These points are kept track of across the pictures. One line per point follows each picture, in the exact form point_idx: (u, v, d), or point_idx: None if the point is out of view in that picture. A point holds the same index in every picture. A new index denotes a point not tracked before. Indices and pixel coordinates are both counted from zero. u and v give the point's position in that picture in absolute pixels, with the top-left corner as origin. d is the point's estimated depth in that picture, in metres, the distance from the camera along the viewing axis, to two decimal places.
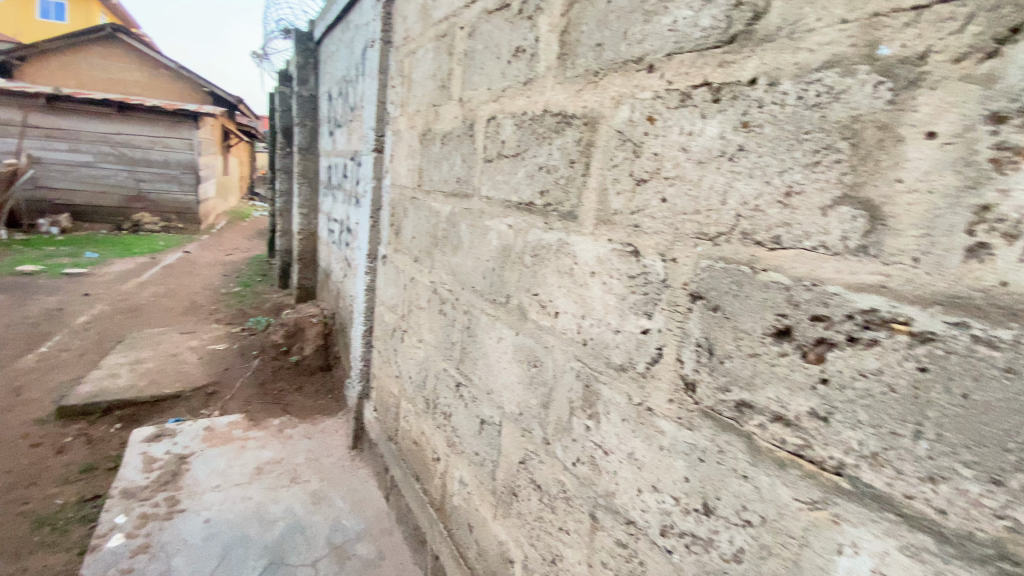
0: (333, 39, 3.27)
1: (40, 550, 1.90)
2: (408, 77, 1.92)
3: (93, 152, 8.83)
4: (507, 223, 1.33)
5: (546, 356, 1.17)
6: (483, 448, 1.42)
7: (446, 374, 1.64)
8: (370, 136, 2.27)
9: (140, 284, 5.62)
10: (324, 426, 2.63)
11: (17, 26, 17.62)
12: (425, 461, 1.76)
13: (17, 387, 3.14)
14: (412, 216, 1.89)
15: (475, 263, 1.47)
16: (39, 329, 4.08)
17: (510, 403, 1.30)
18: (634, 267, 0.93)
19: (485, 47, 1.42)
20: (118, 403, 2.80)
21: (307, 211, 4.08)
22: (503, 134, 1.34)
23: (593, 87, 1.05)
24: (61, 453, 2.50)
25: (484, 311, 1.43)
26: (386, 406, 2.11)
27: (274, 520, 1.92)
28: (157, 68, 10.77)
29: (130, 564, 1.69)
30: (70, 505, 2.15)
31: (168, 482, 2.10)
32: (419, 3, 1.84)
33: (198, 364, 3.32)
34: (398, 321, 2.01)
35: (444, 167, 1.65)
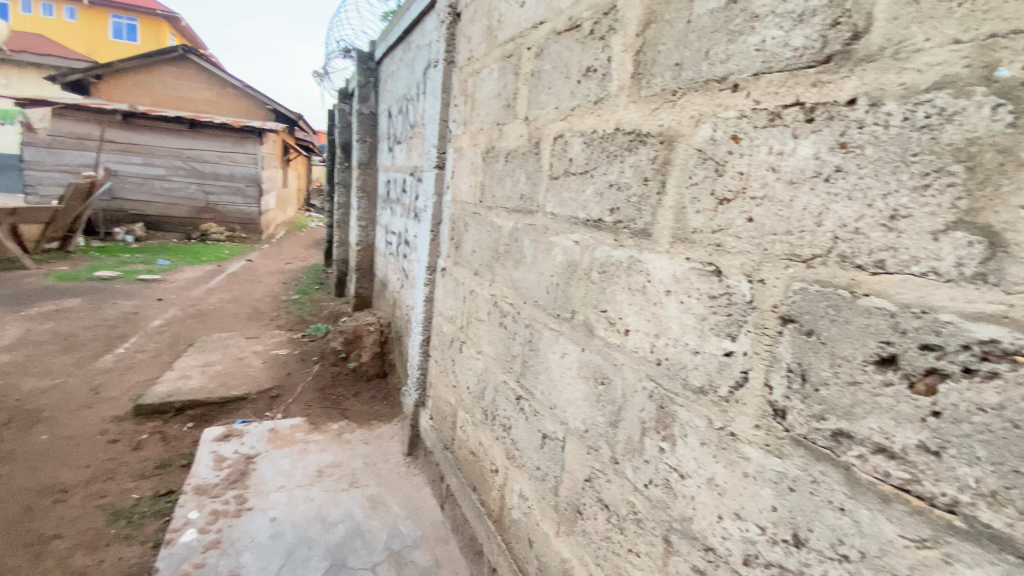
0: (394, 59, 3.41)
1: (118, 542, 2.03)
2: (473, 96, 1.96)
3: (166, 166, 9.48)
4: (572, 238, 1.31)
5: (614, 374, 1.14)
6: (545, 464, 1.40)
7: (506, 387, 1.64)
8: (431, 152, 2.34)
9: (207, 290, 5.97)
10: (380, 432, 2.70)
11: (94, 48, 19.03)
12: (482, 472, 1.78)
13: (99, 385, 3.38)
14: (473, 231, 1.93)
15: (539, 279, 1.45)
16: (117, 331, 4.39)
17: (574, 420, 1.28)
18: (715, 287, 0.91)
19: (553, 67, 1.42)
20: (189, 403, 2.97)
21: (365, 223, 4.25)
22: (571, 152, 1.32)
23: (669, 106, 1.03)
24: (137, 449, 2.67)
25: (546, 326, 1.41)
26: (443, 416, 2.14)
27: (334, 523, 1.98)
28: (224, 87, 11.52)
29: (202, 559, 1.78)
30: (145, 500, 2.29)
31: (236, 480, 2.21)
32: (483, 24, 1.88)
33: (261, 368, 3.49)
34: (456, 332, 2.05)
35: (508, 183, 1.67)
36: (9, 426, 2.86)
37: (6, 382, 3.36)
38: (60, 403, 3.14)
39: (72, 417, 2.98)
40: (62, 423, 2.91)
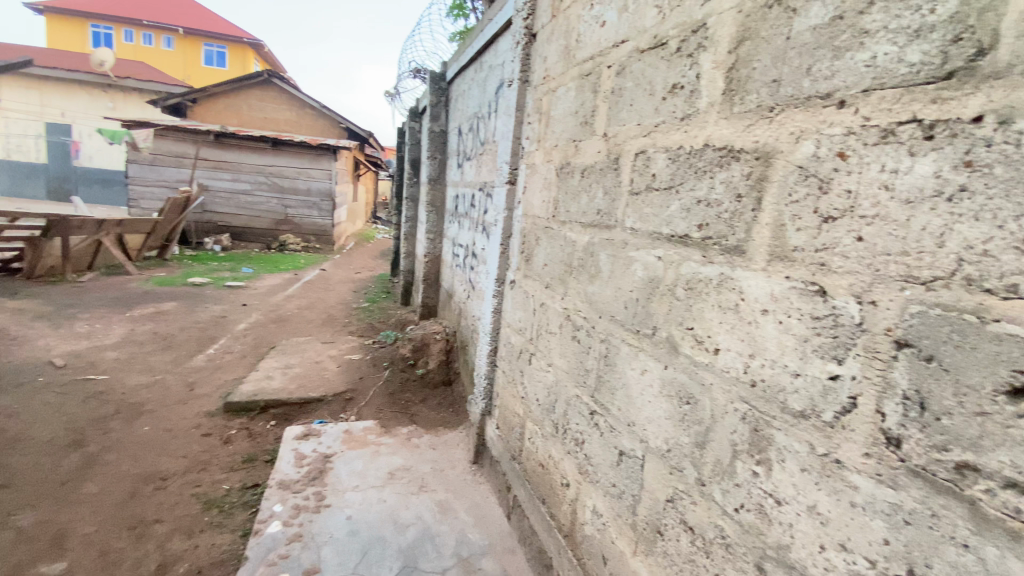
0: (466, 78, 3.53)
1: (210, 529, 2.19)
2: (547, 114, 1.98)
3: (251, 181, 10.27)
4: (655, 253, 1.28)
5: (702, 394, 1.13)
6: (621, 482, 1.39)
7: (578, 402, 1.61)
8: (504, 168, 2.38)
9: (285, 296, 6.38)
10: (446, 438, 2.77)
11: (187, 73, 20.91)
12: (551, 485, 1.77)
13: (193, 382, 3.69)
14: (545, 245, 1.91)
15: (616, 294, 1.43)
16: (208, 333, 4.77)
17: (654, 438, 1.27)
18: (819, 308, 0.89)
19: (636, 84, 1.39)
20: (271, 403, 3.17)
21: (433, 236, 4.42)
22: (655, 167, 1.30)
23: (766, 123, 1.01)
24: (227, 443, 2.88)
25: (623, 341, 1.39)
26: (510, 426, 2.16)
27: (405, 526, 2.05)
28: (302, 107, 12.34)
29: (286, 550, 1.90)
30: (234, 491, 2.47)
31: (315, 478, 2.34)
32: (560, 43, 1.89)
33: (336, 371, 3.68)
34: (525, 344, 2.05)
35: (582, 199, 1.65)
36: (118, 416, 3.18)
37: (115, 376, 3.74)
38: (160, 397, 3.45)
39: (170, 411, 3.26)
40: (162, 416, 3.20)
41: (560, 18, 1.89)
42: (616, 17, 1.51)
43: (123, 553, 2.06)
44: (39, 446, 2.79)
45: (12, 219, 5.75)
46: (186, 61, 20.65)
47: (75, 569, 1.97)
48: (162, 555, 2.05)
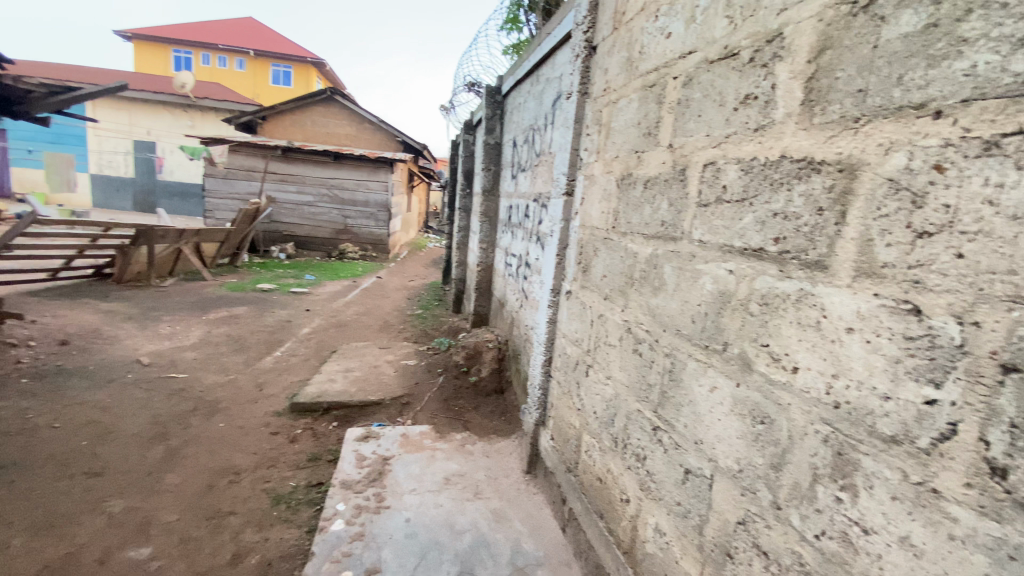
0: (522, 91, 3.59)
1: (279, 524, 2.31)
2: (608, 125, 1.94)
3: (314, 193, 10.82)
4: (725, 267, 1.26)
5: (778, 414, 1.09)
6: (687, 501, 1.36)
7: (640, 417, 1.59)
8: (560, 179, 2.35)
9: (345, 303, 6.66)
10: (499, 447, 2.79)
11: (257, 92, 22.36)
12: (610, 500, 1.75)
13: (262, 383, 3.92)
14: (604, 256, 1.88)
15: (682, 308, 1.41)
16: (275, 337, 5.05)
17: (723, 457, 1.23)
18: (913, 328, 0.84)
19: (705, 95, 1.37)
20: (334, 404, 3.32)
21: (486, 246, 4.50)
22: (725, 180, 1.27)
23: (851, 134, 0.97)
24: (293, 442, 3.04)
25: (690, 355, 1.37)
26: (565, 438, 2.15)
27: (462, 532, 2.08)
28: (361, 121, 12.90)
29: (349, 548, 1.97)
30: (300, 488, 2.59)
31: (375, 480, 2.43)
32: (621, 54, 1.87)
33: (393, 376, 3.81)
34: (581, 355, 2.02)
35: (644, 210, 1.62)
36: (196, 413, 3.41)
37: (194, 375, 4.03)
38: (233, 396, 3.68)
39: (242, 409, 3.48)
40: (235, 414, 3.41)
41: (622, 30, 1.87)
42: (683, 28, 1.48)
43: (202, 542, 2.21)
44: (128, 438, 3.04)
45: (107, 230, 6.35)
46: (254, 80, 22.19)
47: (160, 554, 2.13)
48: (236, 546, 2.18)
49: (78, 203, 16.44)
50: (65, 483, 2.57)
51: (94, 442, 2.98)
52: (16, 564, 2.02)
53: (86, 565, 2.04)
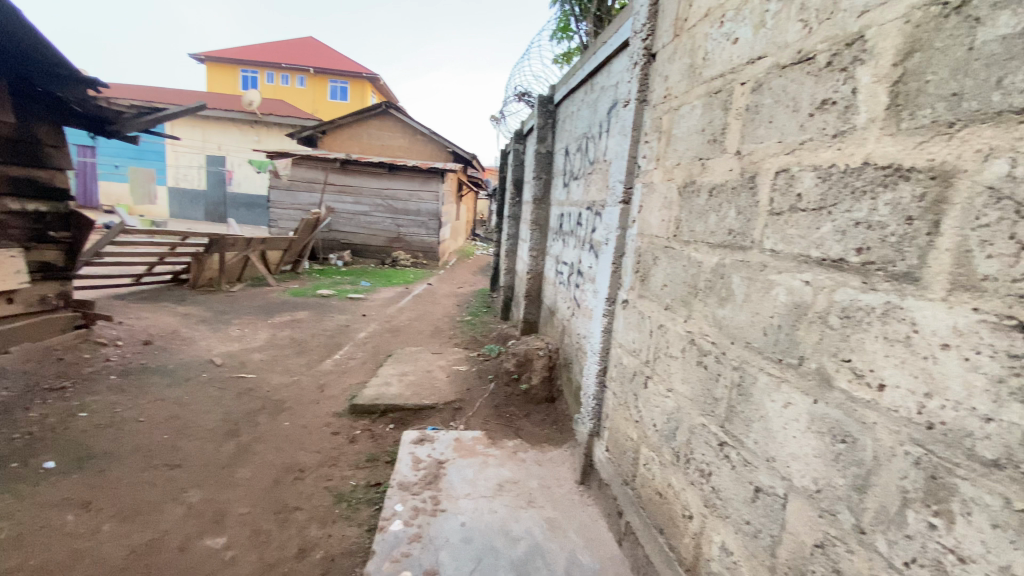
0: (575, 100, 3.59)
1: (340, 521, 2.41)
2: (668, 132, 1.91)
3: (369, 203, 11.26)
4: (800, 278, 1.22)
5: (862, 433, 1.04)
6: (757, 520, 1.31)
7: (704, 430, 1.55)
8: (617, 188, 2.32)
9: (398, 308, 6.88)
10: (551, 456, 2.78)
11: (316, 107, 23.57)
12: (671, 516, 1.71)
13: (323, 384, 4.10)
14: (664, 265, 1.85)
15: (752, 320, 1.37)
16: (334, 340, 5.28)
17: (798, 476, 1.19)
18: (1018, 345, 0.78)
19: (777, 101, 1.33)
20: (390, 407, 3.46)
21: (537, 253, 4.52)
22: (801, 187, 1.23)
23: (943, 140, 0.92)
24: (353, 442, 3.17)
25: (761, 369, 1.32)
26: (621, 449, 2.12)
27: (516, 539, 2.09)
28: (414, 133, 13.30)
29: (408, 549, 2.02)
30: (360, 488, 2.69)
31: (431, 483, 2.49)
32: (683, 61, 1.84)
33: (446, 382, 3.89)
34: (639, 366, 1.99)
35: (709, 218, 1.59)
36: (263, 411, 3.62)
37: (261, 375, 4.28)
38: (297, 396, 3.88)
39: (305, 409, 3.65)
40: (298, 413, 3.58)
41: (683, 36, 1.84)
42: (751, 33, 1.45)
43: (270, 535, 2.33)
44: (204, 433, 3.26)
45: (183, 238, 6.77)
46: (314, 96, 23.42)
47: (232, 545, 2.26)
48: (302, 541, 2.28)
49: (157, 213, 17.85)
50: (150, 473, 2.78)
51: (174, 435, 3.21)
52: (108, 546, 2.20)
53: (168, 551, 2.20)
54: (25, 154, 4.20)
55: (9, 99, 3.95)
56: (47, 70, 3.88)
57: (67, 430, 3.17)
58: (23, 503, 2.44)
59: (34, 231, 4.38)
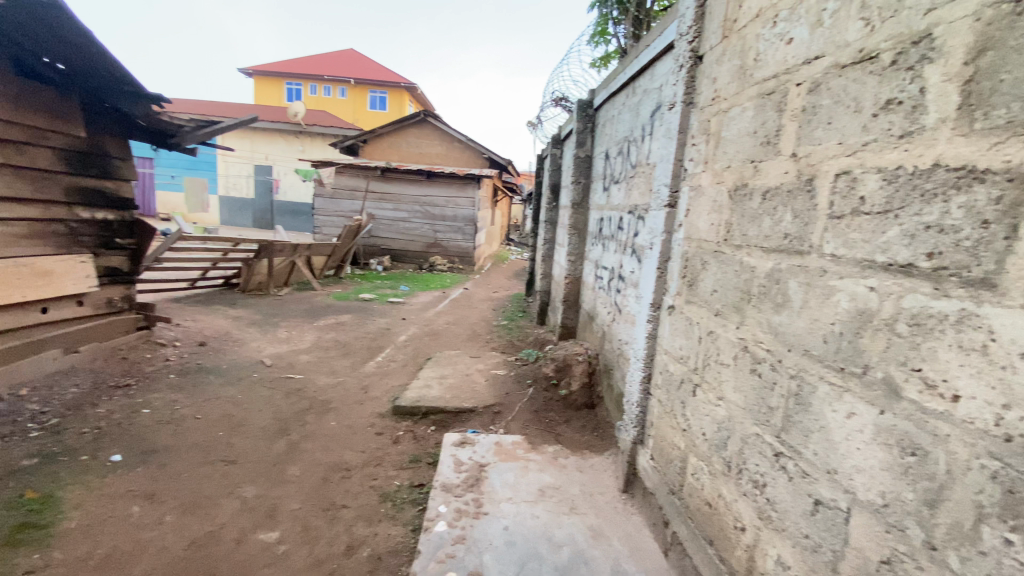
0: (617, 103, 3.58)
1: (386, 520, 2.47)
2: (717, 135, 1.88)
3: (408, 210, 11.52)
4: (864, 283, 1.17)
5: (933, 445, 0.99)
6: (817, 534, 1.27)
7: (758, 440, 1.51)
8: (663, 192, 2.29)
9: (436, 312, 7.00)
10: (593, 463, 2.76)
11: (357, 117, 24.34)
12: (722, 527, 1.66)
13: (366, 386, 4.22)
14: (713, 270, 1.81)
15: (810, 326, 1.33)
16: (376, 343, 5.43)
17: (863, 490, 1.14)
18: None
19: (837, 102, 1.29)
20: (432, 409, 3.54)
21: (575, 258, 4.52)
22: (864, 190, 1.19)
23: (1021, 139, 0.87)
24: (396, 443, 3.24)
25: (821, 378, 1.28)
26: (667, 457, 2.08)
27: (560, 545, 2.08)
28: (451, 141, 13.53)
29: (452, 550, 2.05)
30: (404, 488, 2.75)
31: (473, 485, 2.51)
32: (733, 62, 1.80)
33: (485, 386, 3.93)
34: (687, 373, 1.96)
35: (763, 222, 1.55)
36: (311, 411, 3.75)
37: (309, 376, 4.44)
38: (341, 397, 4.00)
39: (350, 410, 3.76)
40: (344, 414, 3.70)
41: (733, 37, 1.80)
42: (807, 32, 1.41)
43: (320, 531, 2.41)
44: (256, 431, 3.41)
45: (235, 245, 7.10)
46: (354, 107, 24.23)
47: (285, 539, 2.34)
48: (349, 538, 2.35)
49: (209, 221, 18.79)
50: (207, 468, 2.93)
51: (228, 432, 3.37)
52: (171, 536, 2.33)
53: (225, 543, 2.30)
54: (97, 166, 4.50)
55: (82, 116, 4.27)
56: (112, 86, 4.16)
57: (132, 425, 3.37)
58: (93, 493, 2.61)
59: (102, 238, 4.63)
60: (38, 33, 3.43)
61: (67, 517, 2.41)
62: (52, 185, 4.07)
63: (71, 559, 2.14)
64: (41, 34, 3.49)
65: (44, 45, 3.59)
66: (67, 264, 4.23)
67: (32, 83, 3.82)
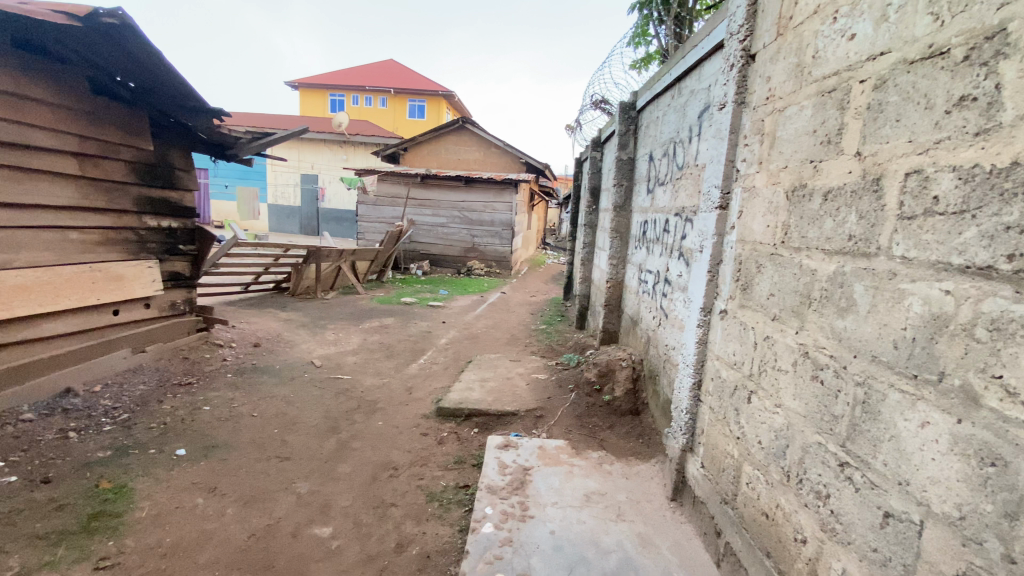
0: (661, 104, 3.53)
1: (434, 519, 2.52)
2: (772, 134, 1.83)
3: (447, 216, 11.72)
4: (939, 287, 1.12)
5: (1015, 456, 0.94)
6: (887, 548, 1.21)
7: (821, 449, 1.45)
8: (712, 194, 2.25)
9: (475, 316, 7.09)
10: (639, 470, 2.72)
11: (396, 125, 24.99)
12: (781, 539, 1.61)
13: (411, 388, 4.32)
14: (769, 274, 1.76)
15: (879, 331, 1.27)
16: (418, 346, 5.55)
17: (938, 502, 1.09)
18: None
19: (904, 99, 1.24)
20: (474, 412, 3.59)
21: (617, 261, 4.48)
22: (937, 190, 1.14)
23: None
24: (440, 444, 3.30)
25: (892, 386, 1.22)
26: (719, 466, 2.03)
27: (608, 551, 2.07)
28: (488, 146, 13.68)
29: (499, 552, 2.07)
30: (449, 489, 2.79)
31: (518, 488, 2.53)
32: (789, 60, 1.75)
33: (527, 389, 3.95)
34: (741, 380, 1.91)
35: (824, 224, 1.50)
36: (359, 411, 3.87)
37: (355, 377, 4.58)
38: (387, 398, 4.11)
39: (395, 410, 3.86)
40: (390, 414, 3.80)
41: (788, 35, 1.76)
42: (871, 28, 1.36)
43: (370, 528, 2.48)
44: (308, 429, 3.54)
45: (285, 251, 7.42)
46: (394, 115, 24.89)
47: (337, 535, 2.43)
48: (399, 536, 2.41)
49: (259, 228, 19.65)
50: (263, 464, 3.06)
51: (282, 430, 3.52)
52: (232, 528, 2.45)
53: (282, 536, 2.41)
54: (162, 177, 4.79)
55: (150, 130, 4.57)
56: (178, 102, 4.43)
57: (194, 421, 3.57)
58: (161, 485, 2.78)
59: (166, 245, 4.92)
60: (113, 55, 3.70)
61: (138, 506, 2.57)
62: (123, 196, 4.36)
63: (143, 547, 2.28)
64: (122, 61, 3.80)
65: (118, 66, 3.87)
66: (136, 269, 4.53)
67: (107, 102, 4.13)
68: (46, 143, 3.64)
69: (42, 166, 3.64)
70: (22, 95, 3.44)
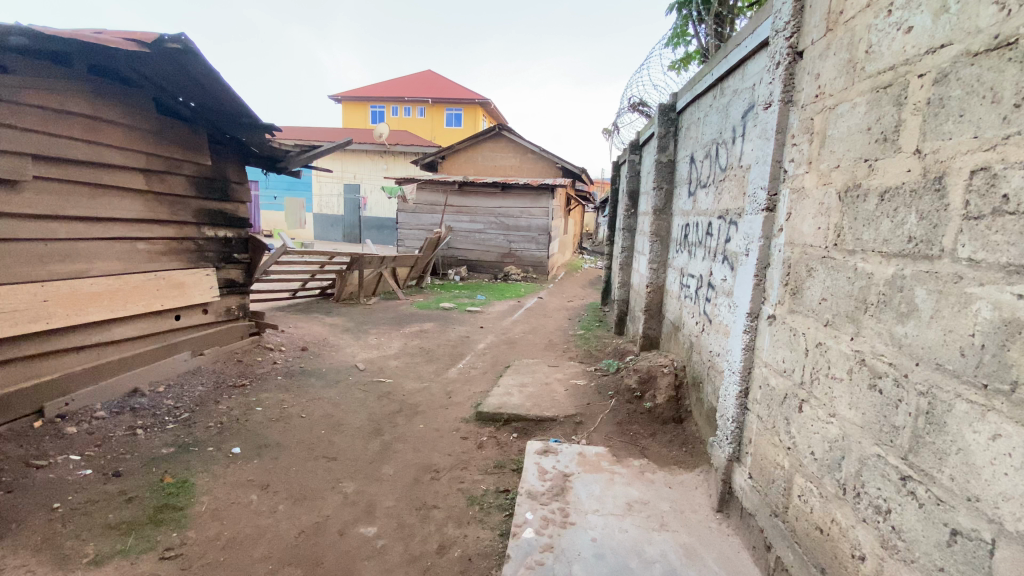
0: (703, 105, 3.47)
1: (475, 523, 2.54)
2: (822, 133, 1.76)
3: (484, 222, 11.84)
4: (1010, 290, 1.05)
5: None
6: (955, 567, 1.14)
7: (881, 463, 1.38)
8: (757, 196, 2.18)
9: (512, 322, 7.13)
10: (682, 479, 2.66)
11: (433, 134, 25.52)
12: (836, 555, 1.54)
13: (451, 392, 4.39)
14: (821, 278, 1.70)
15: (943, 338, 1.21)
16: (458, 350, 5.64)
17: (1012, 519, 1.02)
18: None
19: (969, 94, 1.18)
20: (513, 417, 3.60)
21: (657, 266, 4.41)
22: (1008, 188, 1.07)
23: None
24: (481, 448, 3.34)
25: (958, 397, 1.16)
26: (768, 477, 1.96)
27: (652, 561, 2.03)
28: (526, 153, 13.76)
29: (541, 558, 2.06)
30: (490, 493, 2.82)
31: (558, 494, 2.52)
32: (840, 56, 1.69)
33: (566, 395, 3.94)
34: (792, 388, 1.84)
35: (881, 225, 1.44)
36: (401, 414, 3.96)
37: (397, 380, 4.70)
38: (427, 401, 4.19)
39: (436, 414, 3.93)
40: (431, 418, 3.86)
41: (839, 31, 1.69)
42: (929, 20, 1.30)
43: (414, 529, 2.53)
44: (353, 431, 3.66)
45: (330, 259, 7.70)
46: (432, 125, 25.44)
47: (382, 534, 2.49)
48: (441, 538, 2.45)
49: (305, 237, 20.48)
50: (312, 463, 3.18)
51: (329, 431, 3.64)
52: (284, 524, 2.55)
53: (330, 534, 2.49)
54: (219, 190, 5.07)
55: (208, 146, 4.84)
56: (233, 119, 4.68)
57: (248, 421, 3.75)
58: (218, 481, 2.93)
59: (223, 254, 5.20)
60: (176, 77, 3.96)
61: (198, 500, 2.72)
62: (184, 209, 4.64)
63: (203, 539, 2.41)
64: (184, 83, 4.06)
65: (180, 87, 4.14)
66: (195, 276, 4.79)
67: (170, 120, 4.41)
68: (118, 162, 3.94)
69: (114, 181, 3.93)
70: (97, 117, 3.74)
